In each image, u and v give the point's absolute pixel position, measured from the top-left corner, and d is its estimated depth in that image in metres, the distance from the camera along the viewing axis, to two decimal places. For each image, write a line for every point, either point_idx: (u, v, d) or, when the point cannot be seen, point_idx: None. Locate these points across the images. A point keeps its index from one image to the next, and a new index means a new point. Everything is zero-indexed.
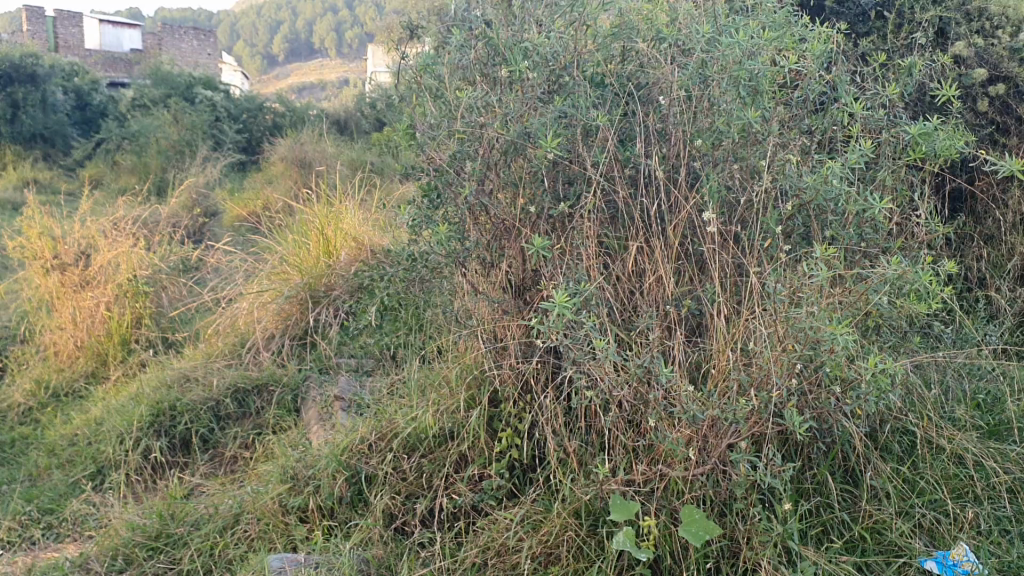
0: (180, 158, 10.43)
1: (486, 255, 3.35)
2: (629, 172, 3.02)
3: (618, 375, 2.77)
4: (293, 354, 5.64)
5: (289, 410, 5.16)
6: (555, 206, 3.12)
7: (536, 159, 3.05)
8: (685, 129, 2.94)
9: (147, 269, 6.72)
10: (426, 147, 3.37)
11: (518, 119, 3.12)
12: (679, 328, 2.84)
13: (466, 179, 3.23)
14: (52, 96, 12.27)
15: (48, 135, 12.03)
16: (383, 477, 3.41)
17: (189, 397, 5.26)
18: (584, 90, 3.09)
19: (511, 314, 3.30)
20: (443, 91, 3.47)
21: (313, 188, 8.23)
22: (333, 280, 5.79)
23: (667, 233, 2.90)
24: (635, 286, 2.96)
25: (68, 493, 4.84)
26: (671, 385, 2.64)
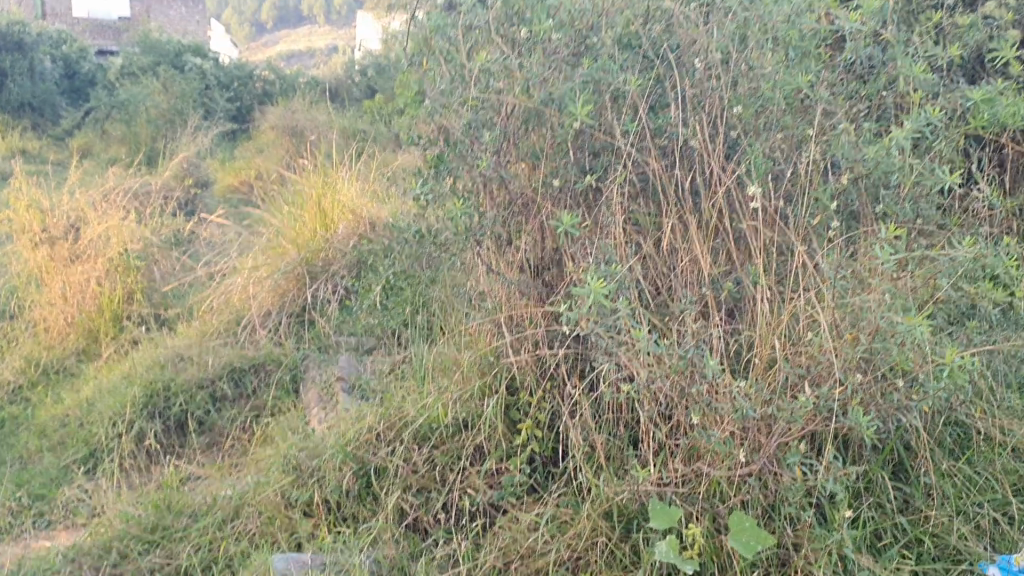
0: (171, 128, 10.15)
1: (503, 232, 3.13)
2: (661, 143, 2.83)
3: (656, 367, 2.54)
4: (291, 332, 5.41)
5: (289, 391, 4.95)
6: (580, 179, 2.93)
7: (560, 128, 2.85)
8: (724, 94, 2.74)
9: (138, 242, 6.48)
10: (437, 114, 3.13)
11: (541, 84, 2.89)
12: (718, 311, 2.67)
13: (483, 150, 3.00)
14: (39, 64, 11.94)
15: (36, 103, 11.71)
16: (393, 470, 3.17)
17: (184, 377, 5.03)
18: (614, 52, 2.85)
19: (531, 298, 3.11)
20: (452, 55, 3.20)
21: (307, 159, 7.98)
22: (331, 255, 5.56)
23: (703, 210, 2.74)
24: (669, 265, 2.78)
25: (59, 478, 4.62)
26: (718, 381, 2.43)
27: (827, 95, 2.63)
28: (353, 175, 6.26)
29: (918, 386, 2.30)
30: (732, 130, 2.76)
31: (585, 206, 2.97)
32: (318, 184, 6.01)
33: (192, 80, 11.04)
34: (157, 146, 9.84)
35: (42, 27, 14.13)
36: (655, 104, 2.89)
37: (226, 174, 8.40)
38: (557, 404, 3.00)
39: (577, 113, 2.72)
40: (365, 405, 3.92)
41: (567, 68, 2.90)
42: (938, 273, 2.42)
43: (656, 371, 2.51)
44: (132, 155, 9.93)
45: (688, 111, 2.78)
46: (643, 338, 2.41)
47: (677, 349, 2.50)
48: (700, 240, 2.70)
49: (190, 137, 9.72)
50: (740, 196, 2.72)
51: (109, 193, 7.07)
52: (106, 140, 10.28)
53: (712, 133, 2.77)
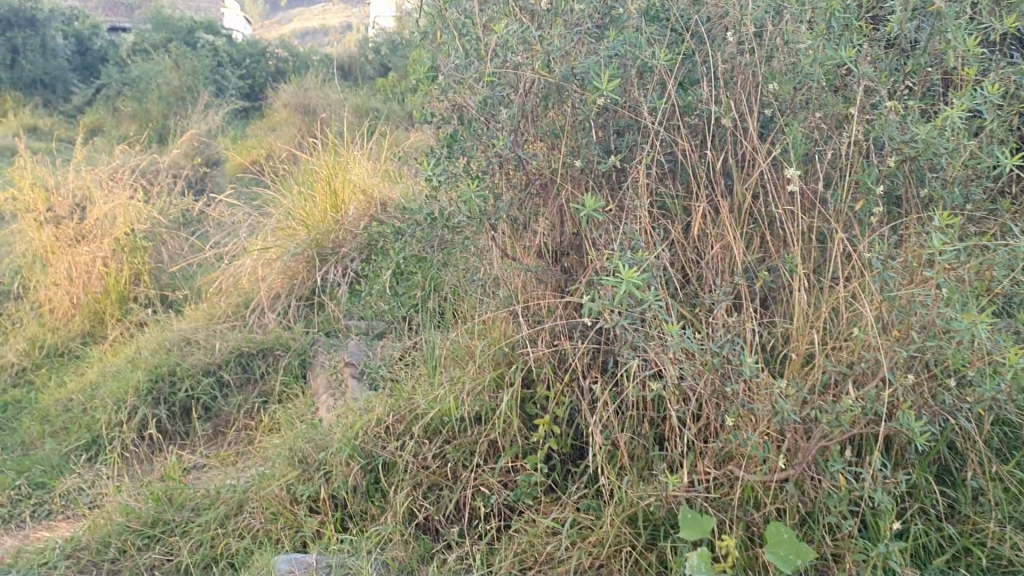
0: (182, 105, 10.00)
1: (519, 215, 2.97)
2: (691, 122, 2.71)
3: (689, 363, 2.41)
4: (300, 316, 5.25)
5: (297, 377, 4.79)
6: (604, 160, 2.75)
7: (583, 105, 2.68)
8: (759, 70, 2.64)
9: (145, 223, 6.32)
10: (450, 91, 2.95)
11: (563, 57, 2.71)
12: (752, 304, 2.57)
13: (499, 129, 2.83)
14: (52, 40, 11.81)
15: (48, 80, 11.57)
16: (402, 465, 3.02)
17: (190, 361, 4.89)
18: (642, 24, 2.69)
19: (548, 285, 2.94)
20: (467, 27, 3.03)
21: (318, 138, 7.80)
22: (341, 236, 5.40)
23: (737, 195, 2.65)
24: (698, 252, 2.68)
25: (61, 465, 4.47)
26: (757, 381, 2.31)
27: (872, 70, 2.46)
28: (365, 154, 6.09)
29: (973, 388, 2.12)
30: (767, 107, 2.65)
31: (608, 188, 2.79)
32: (328, 164, 5.83)
33: (203, 57, 10.85)
34: (168, 124, 9.69)
35: (57, 6, 13.96)
36: (683, 79, 2.72)
37: (236, 153, 8.23)
38: (577, 399, 2.82)
39: (603, 89, 2.54)
40: (374, 394, 3.75)
41: (591, 42, 2.74)
42: (994, 264, 2.24)
43: (687, 368, 2.38)
44: (142, 133, 9.77)
45: (720, 87, 2.68)
46: (674, 334, 2.30)
47: (712, 345, 2.37)
48: (732, 227, 2.61)
49: (201, 114, 9.55)
50: (774, 180, 2.61)
51: (116, 171, 6.91)
52: (116, 117, 10.13)
53: (745, 111, 2.67)
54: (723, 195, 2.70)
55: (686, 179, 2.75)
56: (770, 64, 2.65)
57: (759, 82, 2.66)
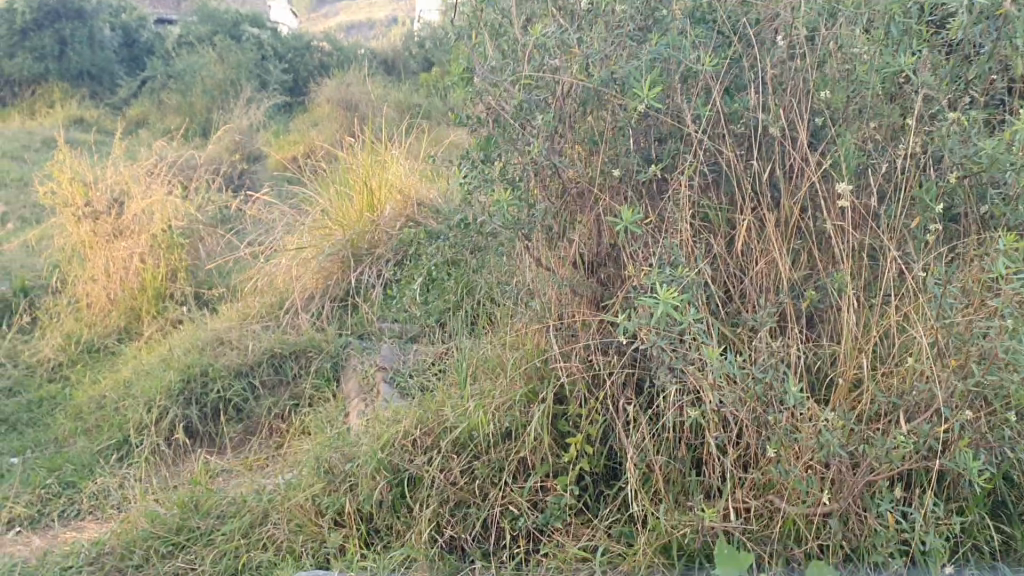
0: (226, 99, 9.95)
1: (555, 224, 2.86)
2: (738, 130, 2.59)
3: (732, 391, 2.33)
4: (334, 316, 5.17)
5: (330, 380, 4.72)
6: (645, 169, 2.64)
7: (624, 112, 2.57)
8: (809, 77, 2.52)
9: (182, 219, 6.27)
10: (485, 95, 2.85)
11: (603, 61, 2.60)
12: (796, 325, 2.48)
13: (536, 135, 2.72)
14: (100, 32, 11.79)
15: (95, 72, 11.55)
16: (429, 480, 2.90)
17: (222, 361, 4.81)
18: (686, 27, 2.57)
19: (583, 297, 2.84)
20: (505, 29, 2.92)
21: (357, 135, 7.72)
22: (378, 236, 5.32)
23: (784, 208, 2.54)
24: (741, 269, 2.56)
25: (91, 464, 4.38)
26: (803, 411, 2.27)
27: (931, 79, 2.34)
28: (403, 152, 6.00)
29: None
30: (817, 115, 2.53)
31: (648, 200, 2.67)
32: (365, 162, 5.75)
33: (247, 51, 10.81)
34: (212, 118, 9.64)
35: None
36: (729, 85, 2.61)
37: (277, 148, 8.17)
38: (611, 417, 2.73)
39: (645, 96, 2.43)
40: (404, 400, 3.66)
41: (632, 45, 2.63)
42: None
43: (729, 396, 2.31)
44: (185, 126, 9.74)
45: (768, 94, 2.57)
46: (717, 361, 2.24)
47: (754, 371, 2.32)
48: (778, 243, 2.50)
49: (243, 109, 9.50)
50: (824, 194, 2.49)
51: (155, 166, 6.87)
52: (161, 110, 10.11)
53: (794, 120, 2.55)
54: (769, 207, 2.58)
55: (730, 190, 2.63)
56: (822, 70, 2.53)
57: (810, 89, 2.54)
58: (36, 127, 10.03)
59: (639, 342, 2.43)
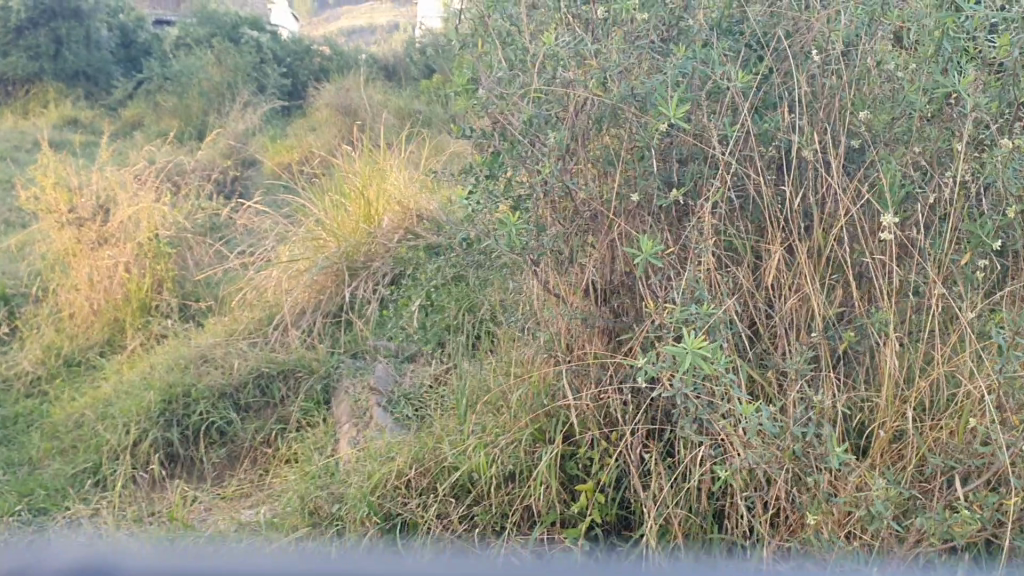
0: (223, 102, 9.70)
1: (565, 249, 2.62)
2: (770, 152, 2.35)
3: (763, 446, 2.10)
4: (326, 334, 4.91)
5: (319, 404, 4.48)
6: (666, 194, 2.41)
7: (645, 131, 2.34)
8: (846, 96, 2.30)
9: (170, 228, 6.02)
10: (490, 108, 2.59)
11: (622, 75, 2.37)
12: (834, 367, 2.25)
13: (546, 153, 2.49)
14: (97, 32, 11.51)
15: (92, 73, 11.28)
16: (424, 529, 2.69)
17: (205, 382, 4.55)
18: (713, 39, 2.34)
19: (595, 327, 2.61)
20: (513, 37, 2.69)
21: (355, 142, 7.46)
22: (374, 250, 5.07)
23: (819, 239, 2.31)
24: (772, 304, 2.32)
25: (66, 488, 4.08)
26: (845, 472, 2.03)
27: (985, 100, 2.10)
28: (401, 162, 5.76)
29: None
30: (856, 138, 2.30)
31: (670, 227, 2.46)
32: (363, 172, 5.49)
33: (246, 54, 10.54)
34: (207, 122, 9.38)
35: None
36: (759, 102, 2.37)
37: (272, 153, 7.91)
38: (624, 462, 2.49)
39: (670, 115, 2.20)
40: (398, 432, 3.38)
41: (654, 58, 2.40)
42: None
43: (760, 453, 2.08)
44: (180, 129, 9.49)
45: (801, 112, 2.33)
46: (751, 416, 1.99)
47: (791, 426, 2.08)
48: (811, 278, 2.27)
49: (240, 112, 9.24)
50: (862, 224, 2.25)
51: (144, 172, 6.62)
52: (156, 112, 9.85)
53: (830, 142, 2.32)
54: (801, 236, 2.34)
55: (758, 216, 2.39)
56: (861, 88, 2.30)
57: (847, 109, 2.31)
58: (27, 127, 9.76)
59: (657, 389, 2.19)
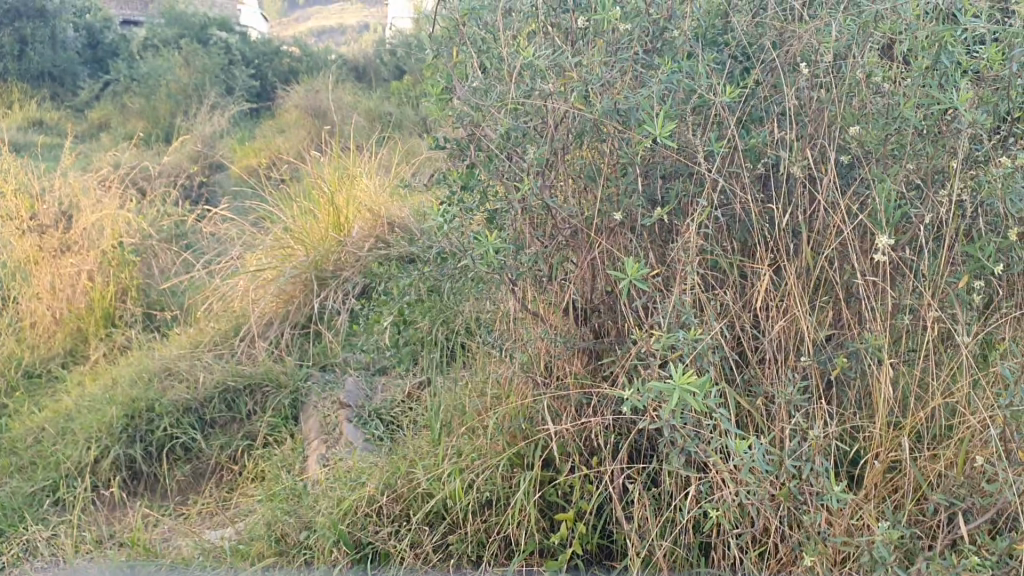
0: (191, 104, 9.52)
1: (544, 267, 2.51)
2: (758, 169, 2.25)
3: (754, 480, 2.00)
4: (294, 346, 4.76)
5: (287, 419, 4.32)
6: (650, 212, 2.31)
7: (628, 147, 2.23)
8: (838, 111, 2.21)
9: (135, 235, 5.86)
10: (465, 119, 2.50)
11: (604, 89, 2.27)
12: (825, 394, 2.15)
13: (525, 169, 2.38)
14: (63, 32, 11.28)
15: (57, 73, 11.05)
16: (397, 560, 2.59)
17: (170, 396, 4.40)
18: (699, 51, 2.25)
19: (575, 347, 2.50)
20: (490, 46, 2.58)
21: (325, 146, 7.31)
22: (343, 259, 4.89)
23: (808, 260, 2.22)
24: (761, 327, 2.22)
25: (24, 508, 3.92)
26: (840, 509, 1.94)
27: (982, 116, 2.01)
28: (372, 168, 5.63)
29: None
30: (847, 154, 2.21)
31: (654, 245, 2.36)
32: (333, 178, 5.35)
33: (214, 55, 10.34)
34: (175, 124, 9.20)
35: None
36: (745, 116, 2.28)
37: (240, 157, 7.75)
38: (605, 490, 2.39)
39: (655, 132, 2.10)
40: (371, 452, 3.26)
41: (637, 69, 2.30)
42: None
43: (751, 488, 1.98)
44: (147, 131, 9.30)
45: (790, 128, 2.24)
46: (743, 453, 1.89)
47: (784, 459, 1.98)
48: (801, 300, 2.17)
49: (208, 115, 9.07)
50: (856, 245, 2.15)
51: (108, 177, 6.45)
52: (122, 114, 9.64)
53: (820, 157, 2.22)
54: (790, 256, 2.25)
55: (746, 235, 2.28)
56: (853, 102, 2.21)
57: (838, 124, 2.23)
58: None
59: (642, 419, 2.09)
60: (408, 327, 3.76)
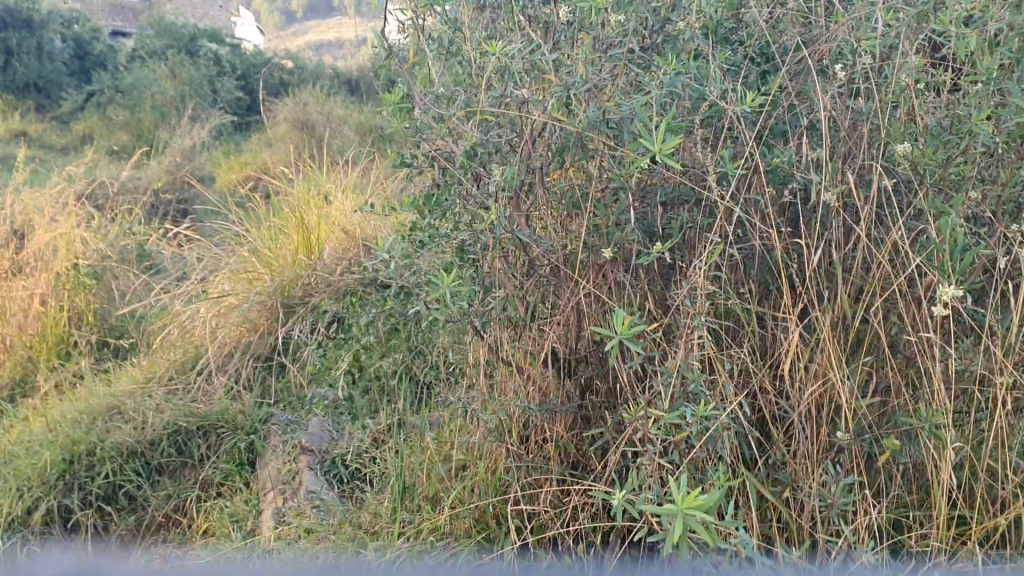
0: (176, 116, 8.83)
1: (517, 311, 2.07)
2: (783, 195, 1.82)
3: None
4: (255, 381, 3.74)
5: (241, 465, 3.31)
6: (649, 247, 1.87)
7: (623, 169, 1.79)
8: (882, 124, 1.79)
9: (91, 257, 4.97)
10: (426, 132, 2.09)
11: (591, 95, 1.83)
12: (865, 480, 1.74)
13: (495, 195, 1.94)
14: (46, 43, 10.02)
15: (43, 85, 9.77)
16: None
17: (112, 439, 3.30)
18: (708, 49, 1.81)
19: (557, 407, 2.09)
20: (456, 43, 2.14)
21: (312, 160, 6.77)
22: (314, 283, 3.94)
23: (844, 309, 1.79)
24: (786, 395, 1.79)
25: None
26: None
27: None
28: (351, 184, 5.13)
29: None
30: (893, 178, 1.79)
31: (652, 288, 1.93)
32: (305, 196, 4.72)
33: (203, 66, 9.69)
34: (157, 137, 8.51)
35: (71, 7, 12.72)
36: (766, 131, 1.85)
37: (225, 171, 7.22)
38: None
39: (654, 149, 1.66)
40: (328, 509, 2.68)
41: (632, 71, 1.85)
42: None
43: None
44: (129, 145, 8.56)
45: (821, 145, 1.82)
46: None
47: None
48: (838, 364, 1.74)
49: (190, 127, 8.44)
50: (905, 291, 1.74)
51: (67, 194, 5.85)
52: (103, 123, 8.96)
53: (858, 182, 1.81)
54: (822, 302, 1.82)
55: (765, 276, 1.85)
56: (896, 114, 1.79)
57: (880, 142, 1.81)
58: None
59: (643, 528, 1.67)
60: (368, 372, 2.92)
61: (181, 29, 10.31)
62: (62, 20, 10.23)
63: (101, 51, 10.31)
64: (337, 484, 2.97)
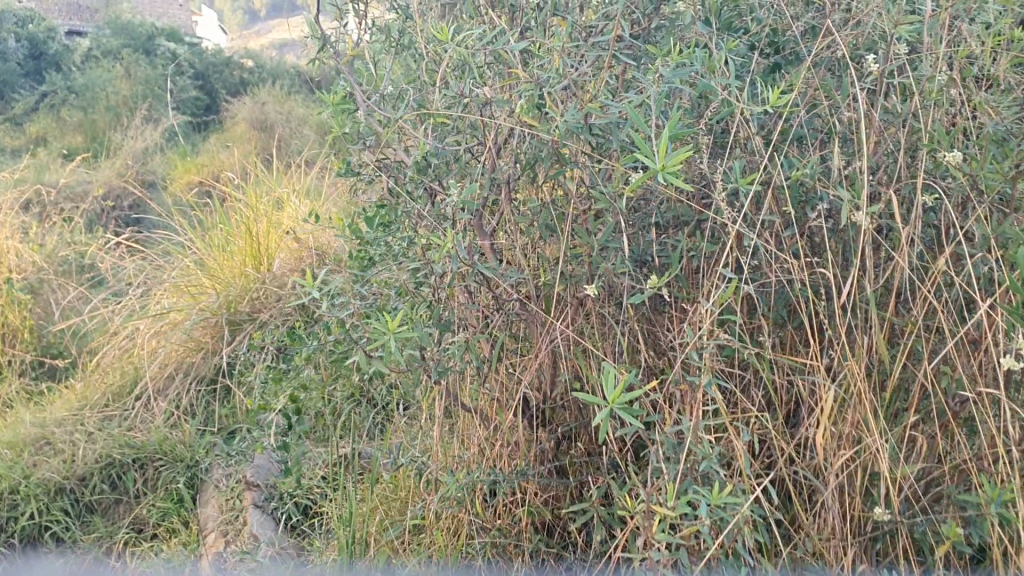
0: (131, 117, 8.37)
1: (482, 353, 1.74)
2: (804, 216, 1.49)
3: None
4: (197, 406, 3.26)
5: (179, 501, 2.85)
6: (642, 280, 1.53)
7: (610, 187, 1.44)
8: (922, 128, 1.46)
9: (27, 270, 4.52)
10: (370, 139, 1.75)
11: (570, 93, 1.48)
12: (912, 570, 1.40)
13: (453, 216, 1.58)
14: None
15: None
16: None
17: (39, 474, 2.90)
18: (713, 35, 1.47)
19: (530, 468, 1.75)
20: (408, 33, 1.80)
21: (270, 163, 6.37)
22: (264, 297, 3.48)
23: (881, 355, 1.46)
24: (812, 464, 1.47)
25: None
26: None
27: None
28: (306, 188, 4.75)
29: None
30: (936, 193, 1.47)
31: (642, 329, 1.59)
32: (254, 201, 4.32)
33: (159, 65, 9.22)
34: (108, 138, 8.04)
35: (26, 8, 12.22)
36: (783, 136, 1.52)
37: (179, 174, 6.77)
38: None
39: (655, 166, 1.31)
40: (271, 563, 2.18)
41: (619, 63, 1.51)
42: None
43: None
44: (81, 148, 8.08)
45: (851, 153, 1.49)
46: None
47: None
48: (877, 426, 1.41)
49: (143, 128, 7.97)
50: (955, 331, 1.41)
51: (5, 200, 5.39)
52: (54, 124, 8.46)
53: (896, 198, 1.48)
54: (853, 345, 1.49)
55: (782, 315, 1.52)
56: (940, 115, 1.46)
57: (921, 147, 1.48)
58: None
59: None
60: (306, 412, 2.42)
61: (137, 28, 9.84)
62: (14, 20, 9.73)
63: (57, 51, 9.70)
64: (286, 527, 2.50)
